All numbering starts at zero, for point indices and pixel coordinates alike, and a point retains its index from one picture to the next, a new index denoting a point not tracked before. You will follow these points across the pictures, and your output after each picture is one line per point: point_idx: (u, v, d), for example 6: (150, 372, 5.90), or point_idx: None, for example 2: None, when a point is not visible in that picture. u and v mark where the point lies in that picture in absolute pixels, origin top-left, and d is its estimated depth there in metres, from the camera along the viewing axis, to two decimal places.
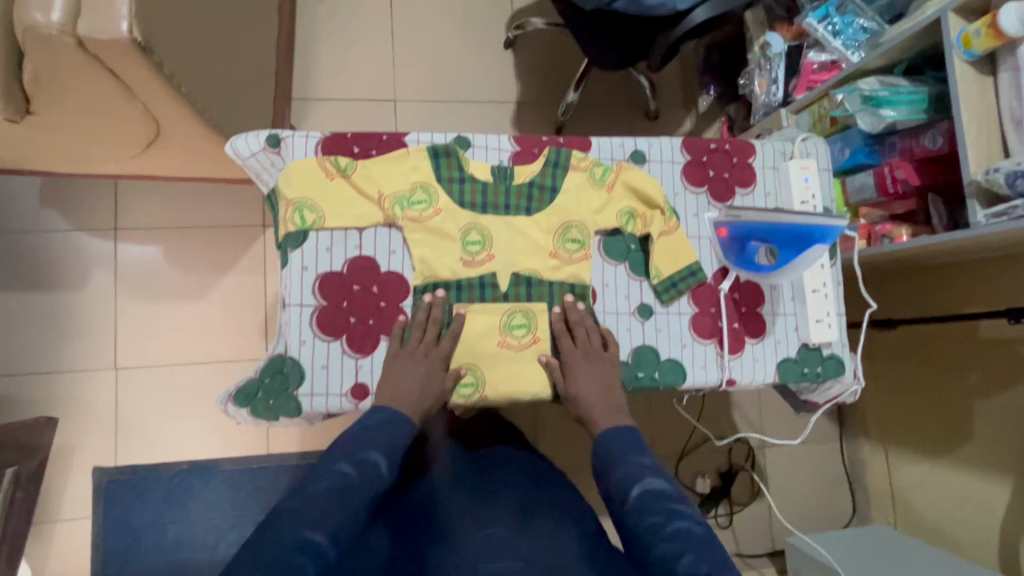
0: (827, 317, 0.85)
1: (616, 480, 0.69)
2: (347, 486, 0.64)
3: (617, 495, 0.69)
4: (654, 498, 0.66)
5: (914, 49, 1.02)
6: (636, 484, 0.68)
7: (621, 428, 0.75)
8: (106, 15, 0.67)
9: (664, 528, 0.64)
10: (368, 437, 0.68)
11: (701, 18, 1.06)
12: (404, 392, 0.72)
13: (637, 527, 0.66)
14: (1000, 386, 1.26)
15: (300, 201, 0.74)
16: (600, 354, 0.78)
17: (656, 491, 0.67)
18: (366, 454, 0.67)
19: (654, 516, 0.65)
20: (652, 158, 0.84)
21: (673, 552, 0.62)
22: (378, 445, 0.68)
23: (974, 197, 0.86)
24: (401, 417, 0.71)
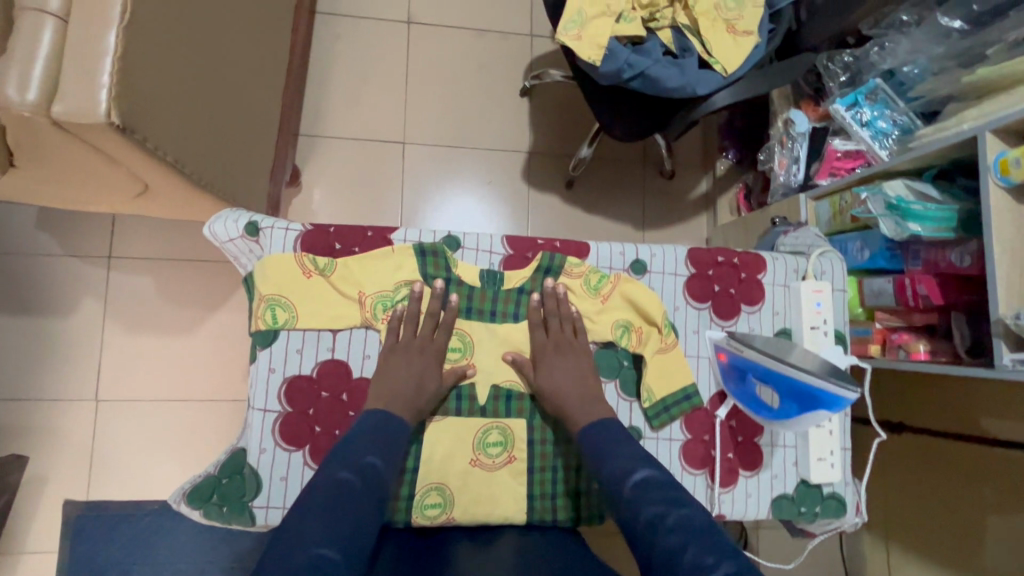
0: (830, 455, 0.78)
1: (608, 474, 0.64)
2: (351, 493, 0.57)
3: (610, 490, 0.63)
4: (650, 489, 0.60)
5: (946, 158, 0.95)
6: (627, 477, 0.62)
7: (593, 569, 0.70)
8: (84, 97, 0.64)
9: (664, 519, 0.57)
10: (361, 443, 0.62)
11: (722, 103, 1.01)
12: (397, 386, 0.68)
13: (634, 523, 0.59)
14: (1012, 507, 1.14)
15: (272, 298, 0.70)
16: (571, 344, 0.75)
17: (652, 482, 0.61)
18: (363, 457, 0.61)
19: (650, 507, 0.58)
20: (654, 269, 0.79)
21: (676, 545, 0.54)
22: (379, 450, 0.62)
23: (1000, 338, 0.80)
24: (392, 417, 0.66)
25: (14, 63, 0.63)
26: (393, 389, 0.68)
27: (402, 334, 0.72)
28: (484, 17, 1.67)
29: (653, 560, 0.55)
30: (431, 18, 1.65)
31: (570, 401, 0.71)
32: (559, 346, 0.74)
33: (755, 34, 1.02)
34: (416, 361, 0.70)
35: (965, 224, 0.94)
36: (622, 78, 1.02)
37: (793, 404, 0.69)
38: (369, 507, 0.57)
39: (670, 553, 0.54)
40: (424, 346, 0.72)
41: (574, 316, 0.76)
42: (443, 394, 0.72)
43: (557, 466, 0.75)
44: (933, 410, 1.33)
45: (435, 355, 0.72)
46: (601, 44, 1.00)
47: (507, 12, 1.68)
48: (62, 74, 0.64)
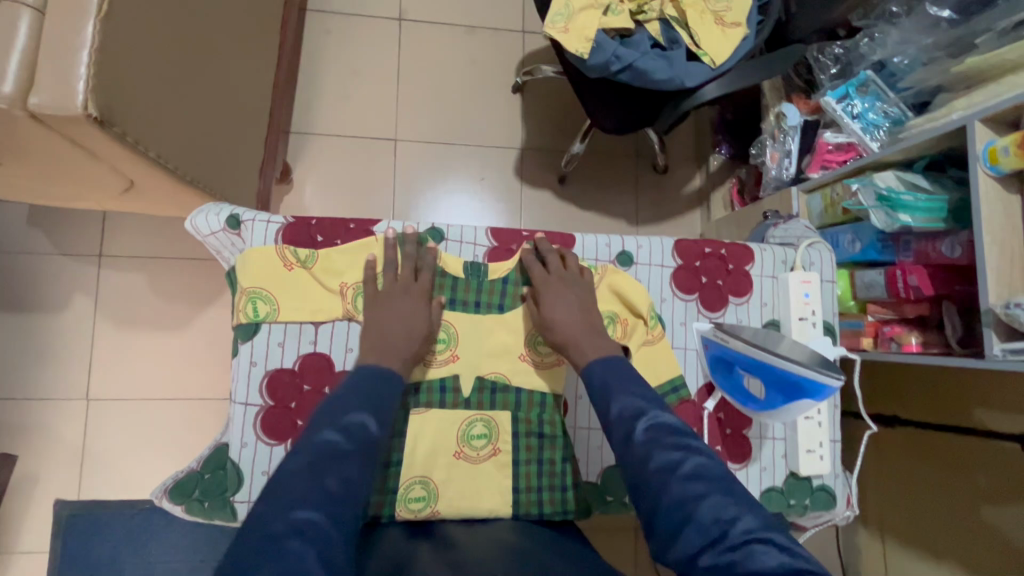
0: (820, 447, 0.78)
1: (616, 415, 0.61)
2: (338, 455, 0.54)
3: (617, 429, 0.60)
4: (665, 432, 0.58)
5: (937, 148, 0.94)
6: (640, 420, 0.59)
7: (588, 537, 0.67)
8: (60, 88, 0.63)
9: (679, 466, 0.55)
10: (346, 399, 0.59)
11: (712, 95, 1.00)
12: (391, 334, 0.67)
13: (646, 467, 0.56)
14: (1007, 496, 1.15)
15: (254, 291, 0.69)
16: (577, 278, 0.74)
17: (665, 426, 0.59)
18: (349, 416, 0.57)
19: (665, 452, 0.56)
20: (640, 261, 0.78)
21: (692, 493, 0.53)
22: (366, 405, 0.59)
23: (990, 327, 0.78)
24: (385, 372, 0.63)
25: None
26: (388, 340, 0.67)
27: (384, 278, 0.71)
28: (475, 14, 1.67)
29: (665, 508, 0.54)
30: (422, 15, 1.65)
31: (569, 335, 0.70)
32: (563, 282, 0.73)
33: (744, 25, 1.02)
34: (406, 306, 0.69)
35: (956, 215, 0.93)
36: (609, 71, 1.01)
37: (778, 393, 0.68)
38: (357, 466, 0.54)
39: (687, 503, 0.53)
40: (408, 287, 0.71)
41: (572, 254, 0.76)
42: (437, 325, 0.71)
43: (543, 460, 0.74)
44: (922, 401, 1.34)
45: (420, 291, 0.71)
46: (588, 37, 1.00)
47: (499, 9, 1.68)
48: (38, 66, 0.64)
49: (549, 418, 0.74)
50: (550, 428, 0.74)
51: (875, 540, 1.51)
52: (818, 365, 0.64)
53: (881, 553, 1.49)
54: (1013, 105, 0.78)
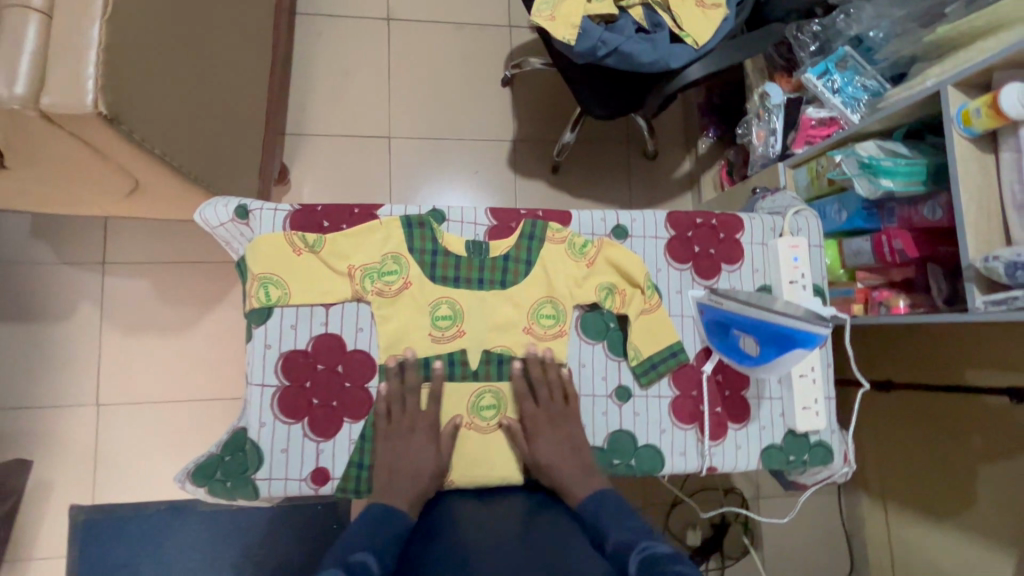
0: (815, 404, 0.81)
1: (611, 551, 0.57)
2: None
3: (615, 573, 0.55)
4: (657, 562, 0.52)
5: (914, 116, 0.98)
6: (631, 546, 0.55)
7: (599, 494, 0.68)
8: (70, 89, 0.66)
9: None
10: (354, 542, 0.56)
11: (696, 75, 1.04)
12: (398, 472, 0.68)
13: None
14: (1001, 454, 1.20)
15: (265, 276, 0.72)
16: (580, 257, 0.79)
17: (659, 556, 0.53)
18: (353, 555, 0.54)
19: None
20: (635, 234, 0.81)
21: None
22: (368, 546, 0.56)
23: (972, 282, 0.81)
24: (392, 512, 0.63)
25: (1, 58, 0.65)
26: (396, 477, 0.68)
27: (404, 260, 0.75)
28: (462, 11, 1.70)
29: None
30: (410, 14, 1.67)
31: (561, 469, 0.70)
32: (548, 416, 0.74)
33: (723, 7, 1.07)
34: (414, 442, 0.70)
35: (935, 179, 0.97)
36: (596, 56, 1.04)
37: (771, 349, 0.72)
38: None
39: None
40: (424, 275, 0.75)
41: (571, 232, 0.80)
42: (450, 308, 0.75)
43: None
44: (915, 364, 1.38)
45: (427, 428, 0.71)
46: (574, 24, 1.03)
47: (484, 5, 1.71)
48: (48, 67, 0.66)
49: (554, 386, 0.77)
50: None
51: (878, 505, 1.55)
52: (808, 317, 0.69)
53: (884, 517, 1.53)
54: (983, 68, 0.82)
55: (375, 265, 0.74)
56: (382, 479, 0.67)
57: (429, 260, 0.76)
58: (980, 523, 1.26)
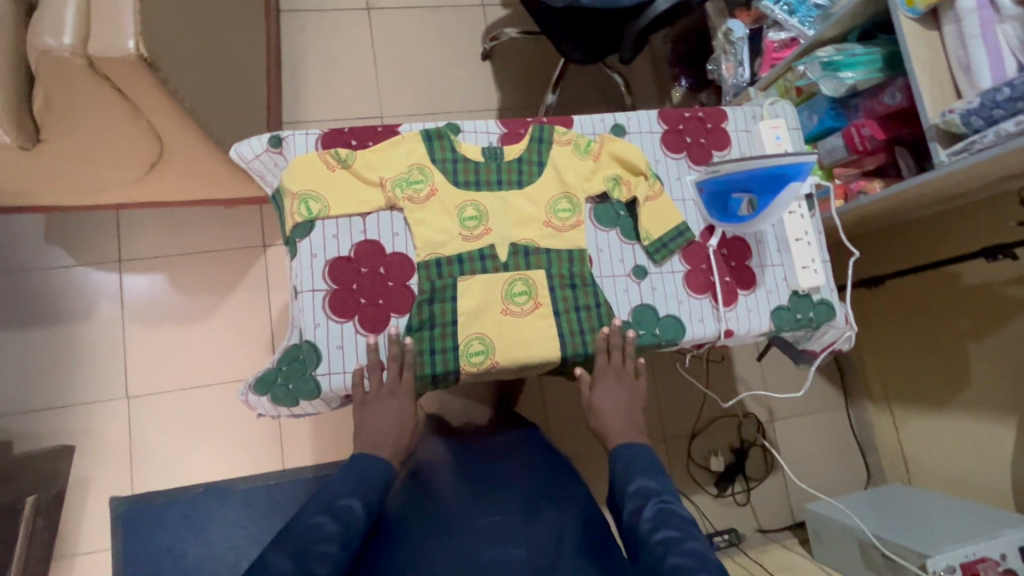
0: (812, 263, 0.89)
1: (634, 490, 0.76)
2: (325, 532, 0.68)
3: (630, 507, 0.75)
4: (668, 515, 0.72)
5: (864, 16, 1.08)
6: (656, 499, 0.74)
7: (634, 445, 0.82)
8: (114, 35, 0.73)
9: (679, 543, 0.69)
10: (340, 488, 0.73)
11: (665, 6, 1.14)
12: (381, 433, 0.77)
13: (647, 537, 0.71)
14: (988, 329, 1.29)
15: (304, 193, 0.78)
16: (586, 154, 0.87)
17: (671, 511, 0.73)
18: (340, 500, 0.72)
19: (668, 528, 0.71)
20: (631, 130, 0.90)
21: (685, 563, 0.66)
22: (355, 491, 0.73)
23: (936, 140, 0.91)
24: (374, 460, 0.76)
25: (49, 13, 0.72)
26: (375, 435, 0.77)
27: (428, 170, 0.81)
28: None
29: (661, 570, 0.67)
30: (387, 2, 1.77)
31: (614, 420, 0.83)
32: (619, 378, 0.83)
33: None
34: (392, 403, 0.78)
35: (891, 67, 1.07)
36: None
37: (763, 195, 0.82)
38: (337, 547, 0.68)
39: (679, 570, 0.65)
40: (446, 183, 0.82)
41: (576, 134, 0.87)
42: (472, 209, 0.82)
43: (579, 307, 0.83)
44: (911, 254, 1.41)
45: (409, 393, 0.79)
46: None
47: None
48: (91, 18, 0.73)
49: (579, 270, 0.84)
50: (580, 277, 0.84)
51: (883, 408, 1.62)
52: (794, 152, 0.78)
53: (891, 417, 1.61)
54: None
55: (401, 176, 0.81)
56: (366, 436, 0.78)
57: (450, 168, 0.82)
58: (982, 399, 1.33)
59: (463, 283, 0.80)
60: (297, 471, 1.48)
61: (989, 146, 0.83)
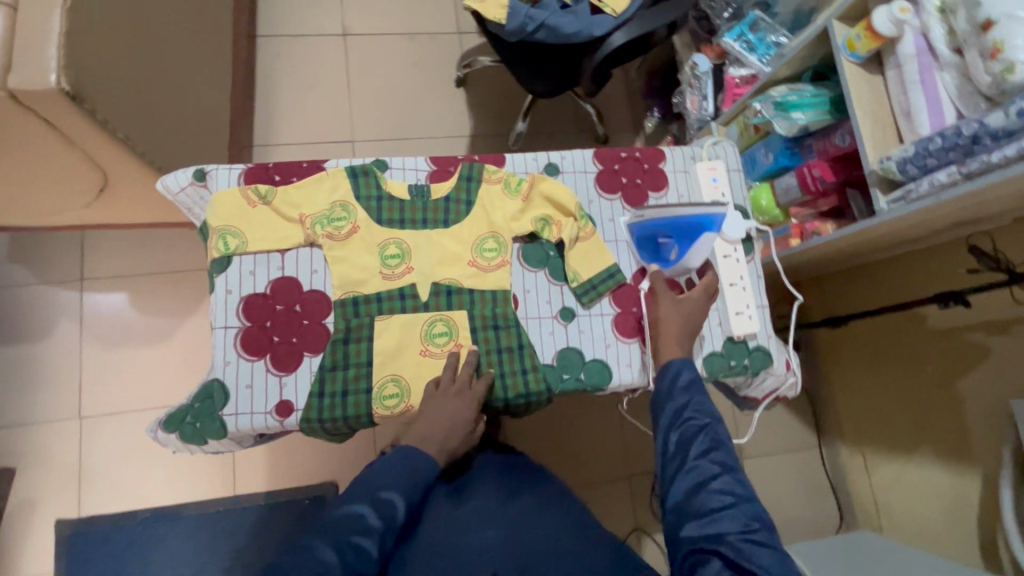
0: (747, 309, 0.87)
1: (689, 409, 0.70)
2: (365, 526, 0.66)
3: (681, 425, 0.69)
4: (724, 442, 0.67)
5: (815, 57, 1.08)
6: (711, 421, 0.69)
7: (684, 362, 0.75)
8: (35, 67, 0.73)
9: (728, 469, 0.65)
10: (384, 476, 0.71)
11: (621, 41, 1.12)
12: (432, 432, 0.74)
13: (699, 457, 0.66)
14: (953, 376, 1.26)
15: (223, 228, 0.78)
16: (518, 192, 0.85)
17: (726, 437, 0.68)
18: (382, 493, 0.69)
19: (722, 453, 0.66)
20: (565, 169, 0.89)
21: (736, 491, 0.63)
22: (398, 483, 0.70)
23: (876, 186, 0.89)
24: (421, 459, 0.72)
25: None
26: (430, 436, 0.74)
27: (351, 208, 0.81)
28: (412, 21, 1.82)
29: (709, 490, 0.63)
30: (364, 28, 1.79)
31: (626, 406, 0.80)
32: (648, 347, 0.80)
33: None
34: (451, 405, 0.75)
35: (839, 108, 1.06)
36: (527, 31, 1.14)
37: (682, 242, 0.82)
38: (376, 541, 0.66)
39: (728, 495, 0.63)
40: (370, 222, 0.81)
41: (508, 172, 0.87)
42: (394, 249, 0.81)
43: (501, 349, 0.81)
44: (881, 290, 1.33)
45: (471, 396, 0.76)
46: (503, 4, 1.13)
47: (433, 15, 1.83)
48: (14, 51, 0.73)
49: (502, 311, 0.82)
50: (504, 319, 0.82)
51: (856, 451, 1.58)
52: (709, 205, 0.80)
53: (863, 460, 1.56)
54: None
55: (323, 212, 0.80)
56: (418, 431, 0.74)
57: (374, 206, 0.82)
58: (948, 446, 1.29)
59: (380, 323, 0.78)
60: (248, 497, 1.45)
61: (924, 195, 0.81)
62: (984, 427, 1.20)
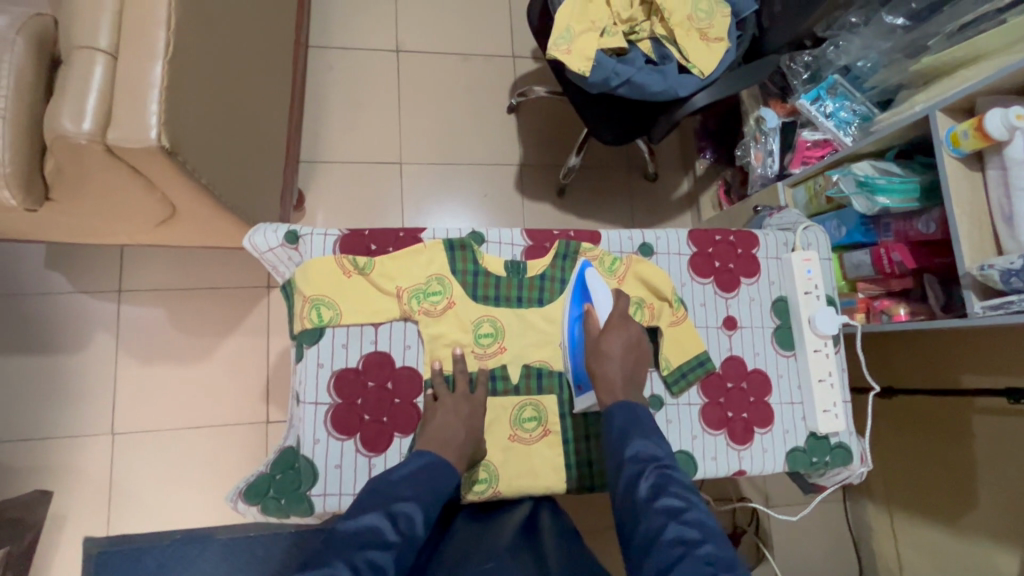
0: (834, 407, 0.86)
1: (631, 455, 0.64)
2: (383, 540, 0.58)
3: (627, 472, 0.63)
4: (669, 481, 0.61)
5: (904, 138, 1.06)
6: (654, 462, 0.63)
7: (634, 404, 0.71)
8: (135, 123, 0.70)
9: (681, 512, 0.58)
10: (400, 488, 0.64)
11: (702, 102, 1.11)
12: (452, 435, 0.71)
13: (646, 508, 0.59)
14: (997, 453, 1.21)
15: (316, 298, 0.75)
16: (613, 271, 0.83)
17: (672, 477, 0.61)
18: (400, 505, 0.61)
19: (670, 497, 0.59)
20: (660, 250, 0.87)
21: (690, 536, 0.56)
22: (419, 496, 0.63)
23: (969, 289, 0.89)
24: (439, 464, 0.68)
25: (71, 96, 0.70)
26: (445, 432, 0.71)
27: (447, 281, 0.78)
28: (467, 42, 1.77)
29: (662, 545, 0.56)
30: (418, 45, 1.74)
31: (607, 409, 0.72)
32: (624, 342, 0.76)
33: (725, 40, 1.12)
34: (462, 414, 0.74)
35: (928, 195, 1.05)
36: (610, 86, 1.11)
37: (580, 305, 0.80)
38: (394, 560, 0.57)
39: (680, 544, 0.55)
40: (464, 300, 0.79)
41: (600, 248, 0.85)
42: (487, 328, 0.79)
43: (588, 436, 0.81)
44: (933, 373, 1.33)
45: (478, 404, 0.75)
46: (589, 57, 1.09)
47: (489, 37, 1.78)
48: (113, 104, 0.70)
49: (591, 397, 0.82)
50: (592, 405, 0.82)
51: (884, 510, 1.53)
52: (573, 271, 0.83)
53: (890, 521, 1.51)
54: (966, 95, 0.90)
55: (420, 285, 0.78)
56: (434, 438, 0.71)
57: (467, 281, 0.79)
58: (981, 523, 1.25)
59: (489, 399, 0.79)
60: (279, 525, 1.42)
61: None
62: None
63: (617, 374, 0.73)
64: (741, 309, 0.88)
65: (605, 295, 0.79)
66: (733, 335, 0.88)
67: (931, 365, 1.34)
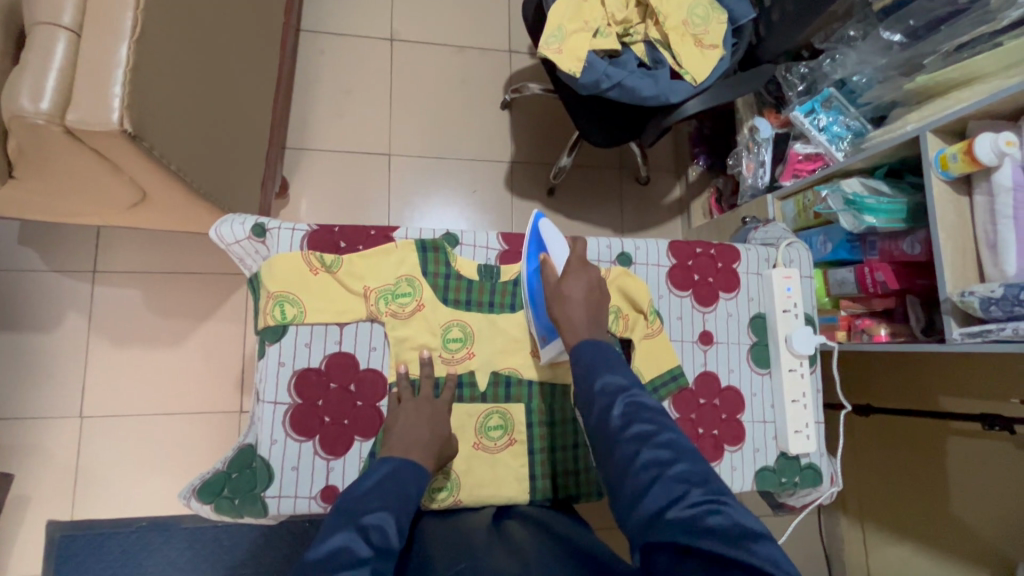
0: (806, 428, 0.86)
1: (600, 388, 0.63)
2: (356, 556, 0.52)
3: (599, 405, 0.62)
4: (639, 408, 0.60)
5: (895, 156, 1.04)
6: (623, 392, 0.62)
7: (599, 341, 0.70)
8: (97, 105, 0.67)
9: (653, 436, 0.57)
10: (367, 500, 0.59)
11: (694, 109, 1.08)
12: (414, 440, 0.69)
13: (619, 436, 0.58)
14: (971, 476, 1.20)
15: (280, 295, 0.73)
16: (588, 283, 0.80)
17: (643, 404, 0.61)
18: (369, 517, 0.56)
19: (641, 422, 0.59)
20: (638, 261, 0.85)
21: (662, 459, 0.55)
22: (386, 505, 0.59)
23: (950, 314, 0.88)
24: (405, 467, 0.64)
25: (29, 73, 0.67)
26: (409, 437, 0.69)
27: (417, 283, 0.77)
28: (464, 34, 1.74)
29: (635, 469, 0.55)
30: (412, 35, 1.70)
31: None
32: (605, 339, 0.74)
33: (721, 47, 1.10)
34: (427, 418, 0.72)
35: (914, 217, 1.03)
36: (600, 88, 1.08)
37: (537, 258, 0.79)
38: (374, 574, 0.51)
39: (653, 467, 0.55)
40: (434, 304, 0.78)
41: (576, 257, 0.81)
42: (456, 334, 0.78)
43: (555, 446, 0.80)
44: (912, 394, 1.31)
45: (443, 411, 0.73)
46: (580, 57, 1.07)
47: (485, 30, 1.75)
48: (74, 84, 0.68)
49: (560, 406, 0.81)
50: (561, 416, 0.81)
51: (856, 524, 1.51)
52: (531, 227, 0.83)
53: (862, 535, 1.49)
54: (958, 118, 0.88)
55: (390, 285, 0.76)
56: (397, 444, 0.68)
57: (438, 284, 0.78)
58: (962, 544, 1.22)
59: (458, 406, 0.77)
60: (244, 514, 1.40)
61: (1004, 338, 0.81)
62: (998, 530, 1.15)
63: (581, 320, 0.71)
64: (718, 324, 0.87)
65: (560, 248, 0.81)
66: (709, 350, 0.86)
67: (910, 386, 1.33)
